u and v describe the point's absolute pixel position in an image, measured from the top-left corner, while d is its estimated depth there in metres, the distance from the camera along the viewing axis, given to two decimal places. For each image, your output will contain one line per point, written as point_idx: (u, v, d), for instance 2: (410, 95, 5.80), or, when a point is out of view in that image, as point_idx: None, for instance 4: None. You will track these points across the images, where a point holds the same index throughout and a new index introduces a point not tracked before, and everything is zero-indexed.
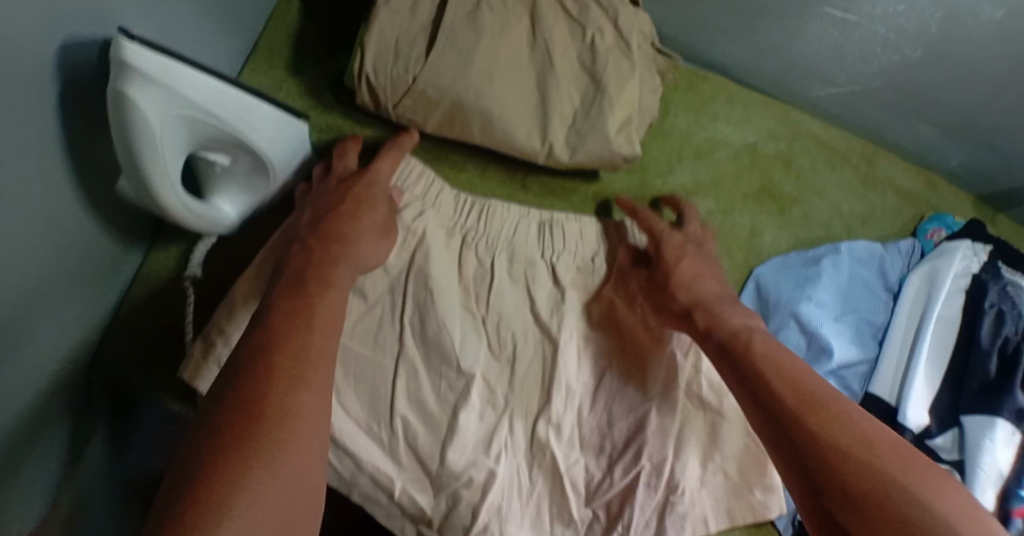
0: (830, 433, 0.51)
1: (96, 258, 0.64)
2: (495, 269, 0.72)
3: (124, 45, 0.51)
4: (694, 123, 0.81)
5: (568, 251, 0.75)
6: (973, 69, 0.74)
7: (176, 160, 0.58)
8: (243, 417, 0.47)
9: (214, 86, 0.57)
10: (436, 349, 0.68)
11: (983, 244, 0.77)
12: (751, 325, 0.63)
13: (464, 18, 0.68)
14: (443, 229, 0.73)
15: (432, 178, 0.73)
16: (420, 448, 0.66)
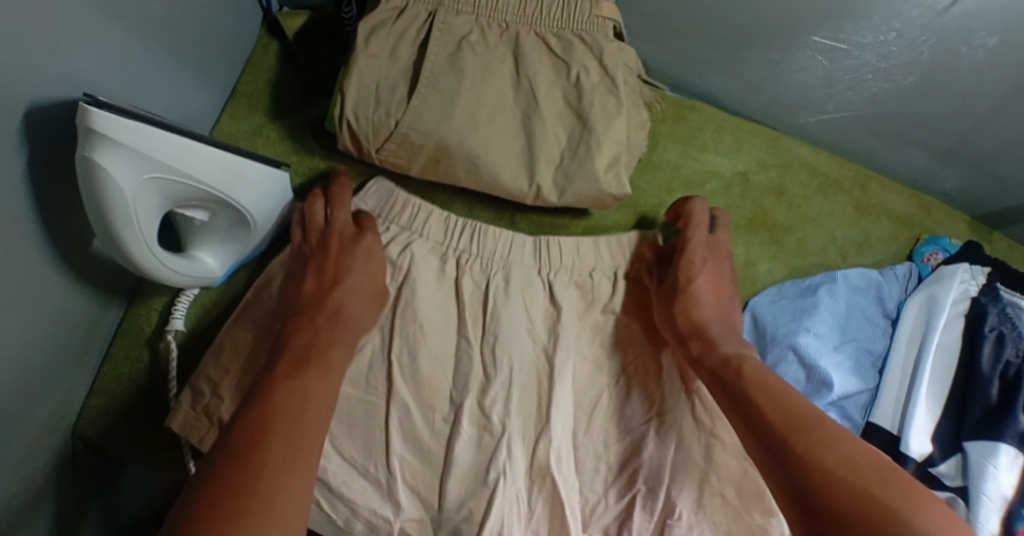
0: (819, 457, 0.52)
1: (74, 317, 0.63)
2: (490, 301, 0.71)
3: (88, 111, 0.50)
4: (684, 155, 0.81)
5: (566, 267, 0.74)
6: (969, 94, 0.73)
7: (153, 221, 0.57)
8: (227, 491, 0.46)
9: (185, 144, 0.56)
10: (426, 387, 0.68)
11: (981, 267, 0.76)
12: (743, 353, 0.63)
13: (445, 62, 0.67)
14: (434, 255, 0.73)
15: (417, 207, 0.73)
16: (420, 485, 0.66)
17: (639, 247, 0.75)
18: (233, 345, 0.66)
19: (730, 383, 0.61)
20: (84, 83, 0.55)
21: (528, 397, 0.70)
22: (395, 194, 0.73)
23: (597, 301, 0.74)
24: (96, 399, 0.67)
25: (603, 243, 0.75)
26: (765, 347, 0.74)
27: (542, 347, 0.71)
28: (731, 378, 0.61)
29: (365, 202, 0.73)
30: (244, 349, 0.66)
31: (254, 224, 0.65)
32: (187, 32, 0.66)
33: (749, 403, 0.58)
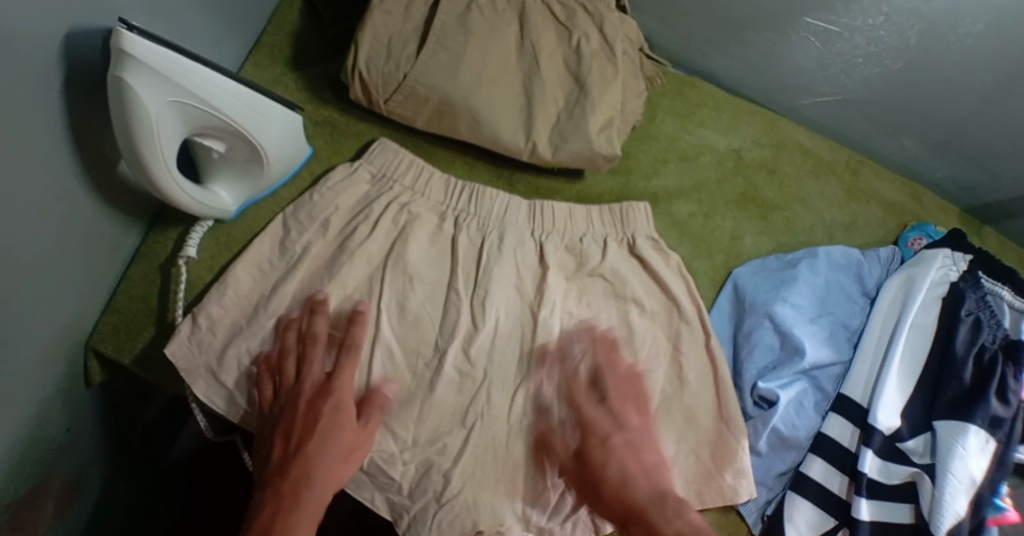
0: None
1: (97, 234, 0.68)
2: (481, 254, 0.76)
3: (122, 35, 0.55)
4: (681, 129, 0.84)
5: (557, 231, 0.78)
6: (958, 82, 0.76)
7: (173, 145, 0.62)
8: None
9: (210, 76, 0.61)
10: (410, 329, 0.72)
11: (962, 255, 0.79)
12: (601, 441, 0.66)
13: (456, 21, 0.71)
14: (432, 214, 0.77)
15: (421, 168, 0.77)
16: (392, 423, 0.69)
17: (628, 215, 0.79)
18: (241, 280, 0.71)
19: (641, 510, 0.62)
20: (119, 13, 0.61)
21: (512, 340, 0.74)
22: (401, 156, 0.77)
23: (586, 262, 0.77)
24: (110, 316, 0.72)
25: (594, 213, 0.79)
26: (743, 315, 0.78)
27: (527, 302, 0.75)
28: (640, 508, 0.62)
29: (369, 164, 0.77)
30: (257, 284, 0.71)
31: (267, 161, 0.70)
32: None
33: (666, 522, 0.60)
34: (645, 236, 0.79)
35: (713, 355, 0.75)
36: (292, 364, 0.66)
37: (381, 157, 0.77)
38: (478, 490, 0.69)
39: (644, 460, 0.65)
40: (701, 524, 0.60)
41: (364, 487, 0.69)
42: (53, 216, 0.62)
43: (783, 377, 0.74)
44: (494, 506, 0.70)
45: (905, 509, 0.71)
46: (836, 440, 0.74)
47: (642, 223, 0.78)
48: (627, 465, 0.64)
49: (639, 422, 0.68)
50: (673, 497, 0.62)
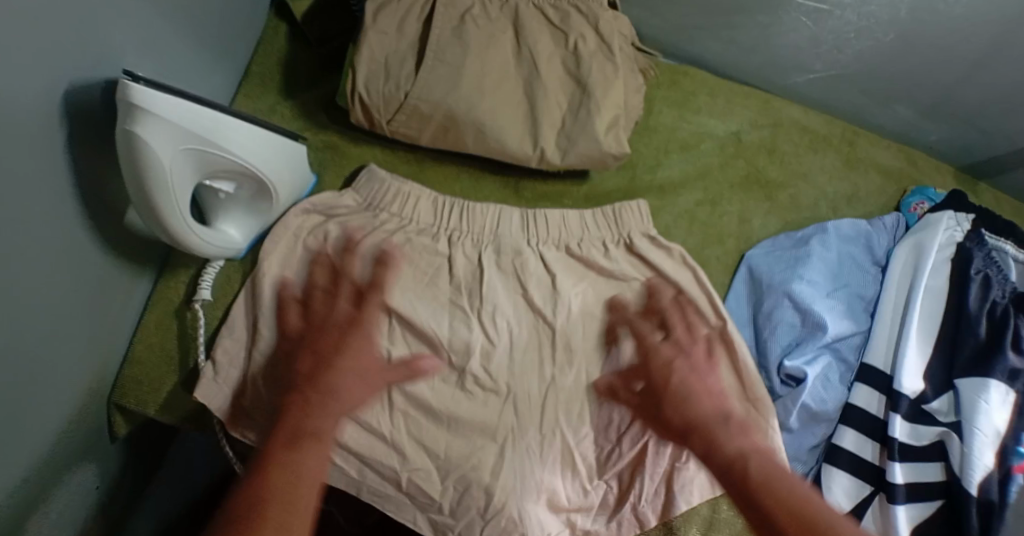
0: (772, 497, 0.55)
1: (112, 286, 0.67)
2: (483, 269, 0.75)
3: (128, 86, 0.54)
4: (679, 118, 0.84)
5: (552, 238, 0.77)
6: (946, 47, 0.78)
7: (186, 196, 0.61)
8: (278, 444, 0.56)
9: (216, 117, 0.60)
10: (426, 342, 0.71)
11: (965, 214, 0.80)
12: (660, 354, 0.69)
13: (451, 34, 0.71)
14: (425, 237, 0.76)
15: (406, 192, 0.76)
16: (424, 437, 0.69)
17: (623, 214, 0.78)
18: (239, 319, 0.70)
19: (705, 425, 0.63)
20: (115, 61, 0.59)
21: (532, 347, 0.74)
22: (384, 179, 0.75)
23: (591, 265, 0.77)
24: (130, 370, 0.70)
25: (588, 215, 0.78)
26: (762, 296, 0.79)
27: (541, 313, 0.74)
28: (701, 426, 0.63)
29: (355, 192, 0.76)
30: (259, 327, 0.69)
31: (276, 195, 0.68)
32: (203, 13, 0.70)
33: (727, 441, 0.61)
34: (641, 234, 0.78)
35: (733, 343, 0.74)
36: (292, 312, 0.68)
37: (366, 184, 0.76)
38: (524, 501, 0.68)
39: (708, 384, 0.67)
40: (763, 446, 0.61)
41: (405, 509, 0.69)
42: (68, 274, 0.60)
43: (807, 353, 0.75)
44: (540, 518, 0.68)
45: (936, 467, 0.73)
46: (864, 408, 0.75)
47: (638, 221, 0.78)
48: (688, 387, 0.66)
49: (696, 347, 0.70)
50: (737, 418, 0.64)
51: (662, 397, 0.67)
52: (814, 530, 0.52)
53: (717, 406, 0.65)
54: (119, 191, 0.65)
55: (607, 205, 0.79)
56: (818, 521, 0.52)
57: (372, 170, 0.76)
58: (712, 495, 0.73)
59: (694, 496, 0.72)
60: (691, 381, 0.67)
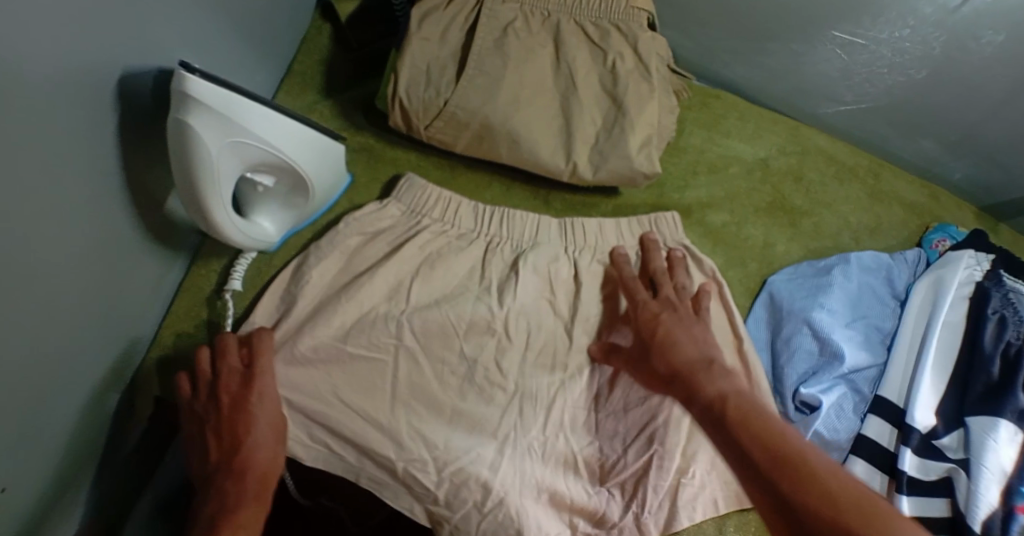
0: (745, 432, 0.54)
1: (149, 269, 0.69)
2: (512, 275, 0.75)
3: (184, 76, 0.57)
4: (709, 140, 0.86)
5: (589, 247, 0.78)
6: (979, 87, 0.79)
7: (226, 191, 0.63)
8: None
9: (264, 114, 0.61)
10: (434, 338, 0.72)
11: (985, 254, 0.81)
12: (640, 302, 0.70)
13: (492, 45, 0.72)
14: (461, 242, 0.77)
15: (447, 199, 0.77)
16: (424, 429, 0.70)
17: (656, 226, 0.79)
18: (264, 314, 0.72)
19: (685, 374, 0.62)
20: (167, 52, 0.61)
21: (543, 353, 0.74)
22: (423, 185, 0.77)
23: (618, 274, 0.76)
24: (156, 353, 0.71)
25: (624, 224, 0.79)
26: (781, 322, 0.80)
27: (563, 320, 0.76)
28: (685, 371, 0.62)
29: (398, 201, 0.77)
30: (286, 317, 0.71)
31: (312, 191, 0.70)
32: (250, 10, 0.72)
33: (707, 384, 0.60)
34: (674, 243, 0.79)
35: (748, 361, 0.75)
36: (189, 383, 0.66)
37: (409, 193, 0.77)
38: (521, 497, 0.69)
39: (699, 334, 0.67)
40: (743, 386, 0.59)
41: (402, 497, 0.69)
42: (107, 255, 0.61)
43: (824, 382, 0.76)
44: (539, 521, 0.69)
45: (942, 502, 0.72)
46: (875, 440, 0.76)
47: (678, 244, 0.79)
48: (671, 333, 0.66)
49: (682, 304, 0.70)
50: (719, 365, 0.62)
51: (649, 349, 0.67)
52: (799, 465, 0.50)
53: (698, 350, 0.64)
54: (162, 177, 0.66)
55: (643, 214, 0.80)
56: (793, 456, 0.51)
57: (404, 176, 0.78)
58: (717, 514, 0.73)
59: (698, 512, 0.72)
60: (670, 325, 0.67)
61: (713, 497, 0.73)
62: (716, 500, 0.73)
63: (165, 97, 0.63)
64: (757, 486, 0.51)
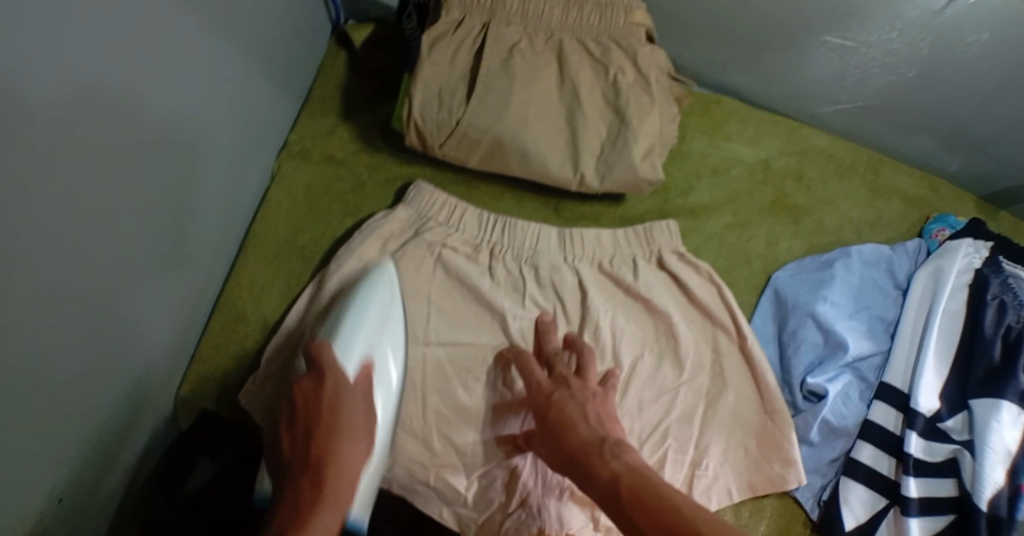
0: (607, 466, 0.61)
1: (189, 293, 0.73)
2: (523, 283, 0.80)
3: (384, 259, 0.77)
4: (711, 145, 0.89)
5: (587, 255, 0.82)
6: (969, 84, 0.82)
7: (370, 325, 0.72)
8: (304, 474, 0.62)
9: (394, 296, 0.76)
10: (460, 346, 0.78)
11: (984, 241, 0.84)
12: (528, 367, 0.74)
13: (499, 66, 0.76)
14: (467, 248, 0.81)
15: (454, 205, 0.81)
16: (454, 437, 0.75)
17: (652, 234, 0.83)
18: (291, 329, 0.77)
19: (582, 455, 0.63)
20: (193, 93, 0.66)
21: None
22: (435, 193, 0.82)
23: (621, 283, 0.82)
24: (197, 369, 0.76)
25: (620, 236, 0.83)
26: (786, 315, 0.84)
27: (574, 326, 0.79)
28: (580, 454, 0.64)
29: (407, 206, 0.82)
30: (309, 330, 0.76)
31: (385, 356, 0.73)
32: (268, 45, 0.77)
33: (602, 465, 0.61)
34: (671, 250, 0.83)
35: (750, 355, 0.81)
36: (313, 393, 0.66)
37: (417, 197, 0.82)
38: (545, 498, 0.74)
39: (587, 410, 0.68)
40: (635, 463, 0.61)
41: (432, 501, 0.75)
42: (154, 283, 0.67)
43: (829, 371, 0.80)
44: (560, 511, 0.74)
45: (949, 482, 0.76)
46: (881, 425, 0.79)
47: (683, 258, 0.83)
48: (569, 415, 0.67)
49: (580, 384, 0.71)
50: (612, 441, 0.64)
51: (546, 428, 0.68)
52: (655, 498, 0.56)
53: (582, 413, 0.67)
54: (196, 207, 0.71)
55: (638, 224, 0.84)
56: (653, 495, 0.57)
57: (415, 184, 0.82)
58: (731, 502, 0.79)
59: (712, 501, 0.78)
60: (565, 396, 0.69)
61: (727, 486, 0.79)
62: (729, 490, 0.79)
63: (196, 133, 0.68)
64: (624, 524, 0.57)
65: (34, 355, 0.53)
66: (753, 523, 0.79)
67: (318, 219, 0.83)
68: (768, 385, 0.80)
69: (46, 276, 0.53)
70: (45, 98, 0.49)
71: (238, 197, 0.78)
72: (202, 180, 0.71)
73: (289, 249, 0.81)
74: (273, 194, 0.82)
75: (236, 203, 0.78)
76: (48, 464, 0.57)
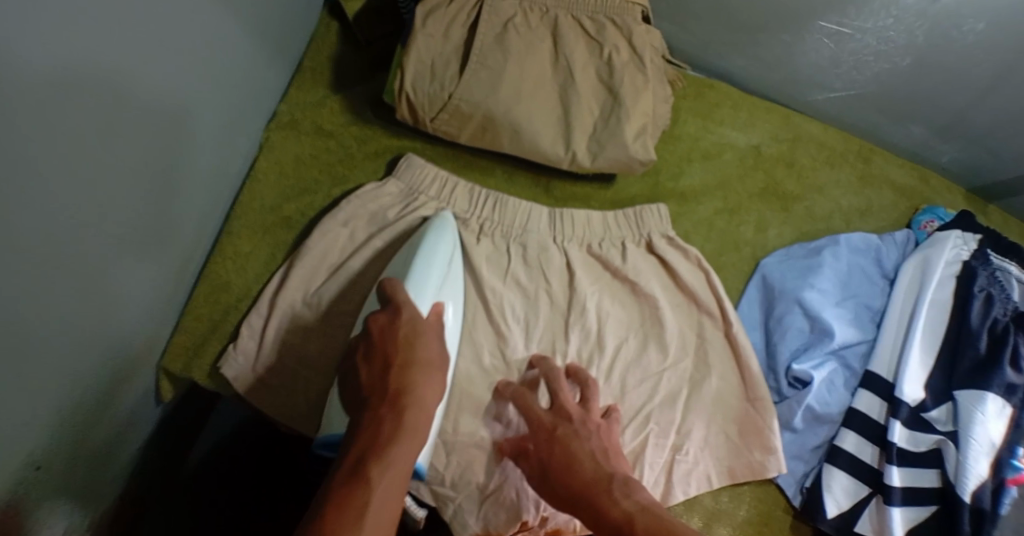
0: (606, 508, 0.61)
1: (175, 262, 0.72)
2: (509, 261, 0.79)
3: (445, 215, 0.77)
4: (702, 128, 0.89)
5: (576, 235, 0.81)
6: (963, 74, 0.82)
7: (437, 268, 0.72)
8: (381, 401, 0.61)
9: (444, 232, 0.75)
10: None
11: (972, 234, 0.83)
12: (529, 402, 0.73)
13: (494, 40, 0.76)
14: (456, 224, 0.80)
15: (444, 181, 0.80)
16: None
17: (644, 218, 0.82)
18: (269, 303, 0.75)
19: (591, 492, 0.63)
20: (185, 52, 0.65)
21: (544, 338, 0.78)
22: (425, 169, 0.80)
23: (609, 265, 0.81)
24: (178, 338, 0.75)
25: (610, 217, 0.82)
26: (774, 301, 0.83)
27: (560, 308, 0.79)
28: (587, 492, 0.64)
29: (397, 180, 0.81)
30: (291, 294, 0.76)
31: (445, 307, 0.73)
32: (260, 11, 0.75)
33: (613, 504, 0.61)
34: (661, 233, 0.82)
35: (736, 341, 0.80)
36: (399, 320, 0.66)
37: (406, 171, 0.80)
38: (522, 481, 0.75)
39: (590, 448, 0.68)
40: (648, 502, 0.60)
41: None
42: (140, 248, 0.66)
43: (815, 358, 0.80)
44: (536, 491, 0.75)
45: (932, 474, 0.76)
46: (865, 413, 0.79)
47: (677, 244, 0.82)
48: (574, 453, 0.67)
49: (583, 417, 0.71)
50: (620, 479, 0.64)
51: (549, 467, 0.68)
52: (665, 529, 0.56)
53: (594, 450, 0.68)
54: (183, 174, 0.70)
55: (629, 207, 0.83)
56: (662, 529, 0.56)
57: (405, 157, 0.81)
58: (710, 488, 0.78)
59: (691, 487, 0.78)
60: (574, 438, 0.69)
61: (706, 472, 0.78)
62: (709, 476, 0.78)
63: (186, 97, 0.67)
64: None
65: (15, 308, 0.52)
66: (733, 508, 0.78)
67: (304, 190, 0.81)
68: (751, 372, 0.80)
69: (28, 228, 0.52)
70: (31, 41, 0.48)
71: (225, 165, 0.77)
72: (191, 145, 0.69)
73: (274, 219, 0.80)
74: (260, 163, 0.81)
75: (223, 171, 0.77)
76: (27, 426, 0.56)
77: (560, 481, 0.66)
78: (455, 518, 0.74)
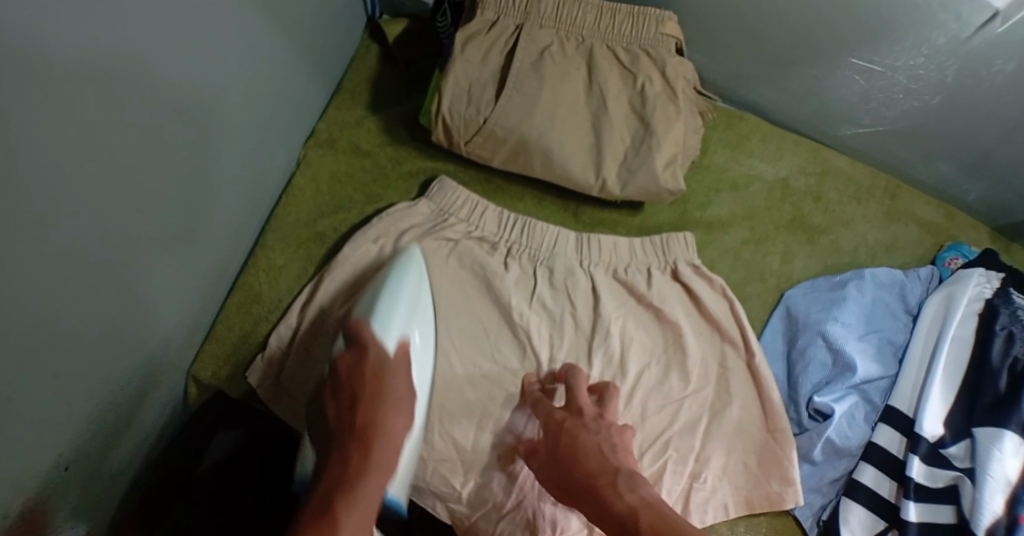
0: (608, 504, 0.64)
1: (209, 271, 0.74)
2: (535, 283, 0.81)
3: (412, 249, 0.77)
4: (731, 159, 0.90)
5: (603, 260, 0.82)
6: (991, 114, 0.83)
7: (405, 305, 0.73)
8: (352, 448, 0.66)
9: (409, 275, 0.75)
10: (472, 339, 0.78)
11: (995, 273, 0.84)
12: (543, 403, 0.74)
13: (530, 67, 0.77)
14: (484, 244, 0.81)
15: (475, 203, 0.82)
16: (454, 432, 0.76)
17: (669, 245, 0.83)
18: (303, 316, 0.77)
19: (594, 490, 0.66)
20: (229, 71, 0.67)
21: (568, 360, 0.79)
22: (457, 191, 0.82)
23: (634, 290, 0.82)
24: (210, 346, 0.77)
25: (637, 244, 0.83)
26: (797, 333, 0.84)
27: (584, 331, 0.80)
28: (593, 486, 0.66)
29: (428, 200, 0.82)
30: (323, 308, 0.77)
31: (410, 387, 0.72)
32: (303, 31, 0.78)
33: (617, 497, 0.64)
34: (686, 261, 0.83)
35: (757, 372, 0.81)
36: (361, 366, 0.69)
37: (439, 191, 0.82)
38: (540, 501, 0.76)
39: (597, 442, 0.69)
40: (651, 498, 0.64)
41: (427, 496, 0.76)
42: (176, 259, 0.68)
43: (837, 391, 0.80)
44: (553, 513, 0.75)
45: (948, 509, 0.75)
46: (885, 448, 0.79)
47: (704, 276, 0.83)
48: (581, 444, 0.69)
49: (594, 417, 0.72)
50: (625, 473, 0.66)
51: (555, 458, 0.70)
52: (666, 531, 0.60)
53: (605, 445, 0.69)
54: (221, 187, 0.71)
55: (656, 234, 0.84)
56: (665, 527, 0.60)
57: (438, 179, 0.83)
58: (728, 517, 0.79)
59: (708, 515, 0.78)
60: (587, 432, 0.70)
61: (723, 501, 0.79)
62: (726, 505, 0.79)
63: (226, 113, 0.68)
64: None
65: (51, 309, 0.54)
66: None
67: (338, 207, 0.83)
68: (772, 403, 0.80)
69: (72, 237, 0.54)
70: (84, 61, 0.50)
71: (263, 179, 0.79)
72: (230, 159, 0.71)
73: (308, 233, 0.82)
74: (298, 178, 0.83)
75: (261, 185, 0.79)
76: (57, 427, 0.58)
77: (565, 472, 0.68)
78: (472, 533, 0.75)
